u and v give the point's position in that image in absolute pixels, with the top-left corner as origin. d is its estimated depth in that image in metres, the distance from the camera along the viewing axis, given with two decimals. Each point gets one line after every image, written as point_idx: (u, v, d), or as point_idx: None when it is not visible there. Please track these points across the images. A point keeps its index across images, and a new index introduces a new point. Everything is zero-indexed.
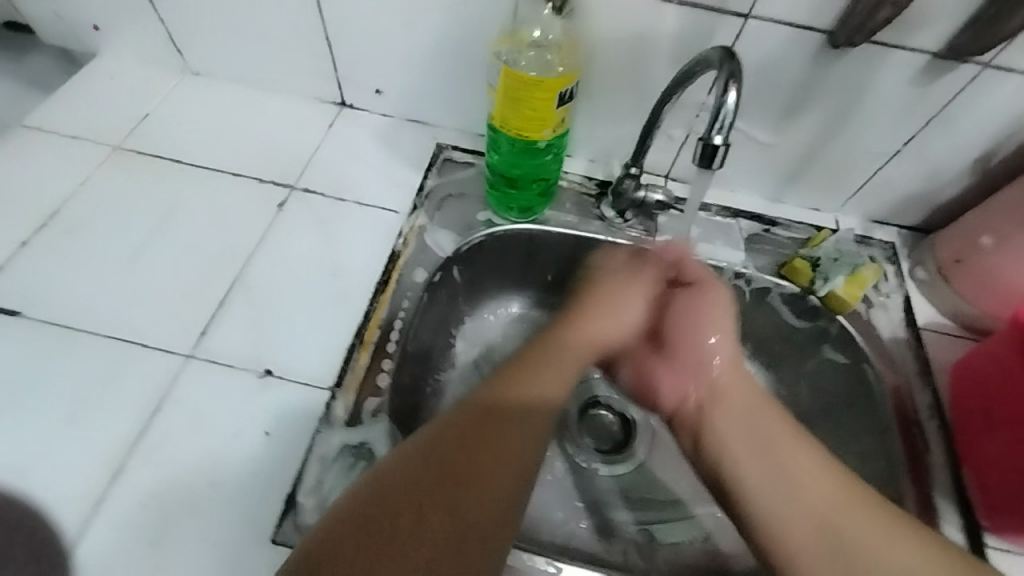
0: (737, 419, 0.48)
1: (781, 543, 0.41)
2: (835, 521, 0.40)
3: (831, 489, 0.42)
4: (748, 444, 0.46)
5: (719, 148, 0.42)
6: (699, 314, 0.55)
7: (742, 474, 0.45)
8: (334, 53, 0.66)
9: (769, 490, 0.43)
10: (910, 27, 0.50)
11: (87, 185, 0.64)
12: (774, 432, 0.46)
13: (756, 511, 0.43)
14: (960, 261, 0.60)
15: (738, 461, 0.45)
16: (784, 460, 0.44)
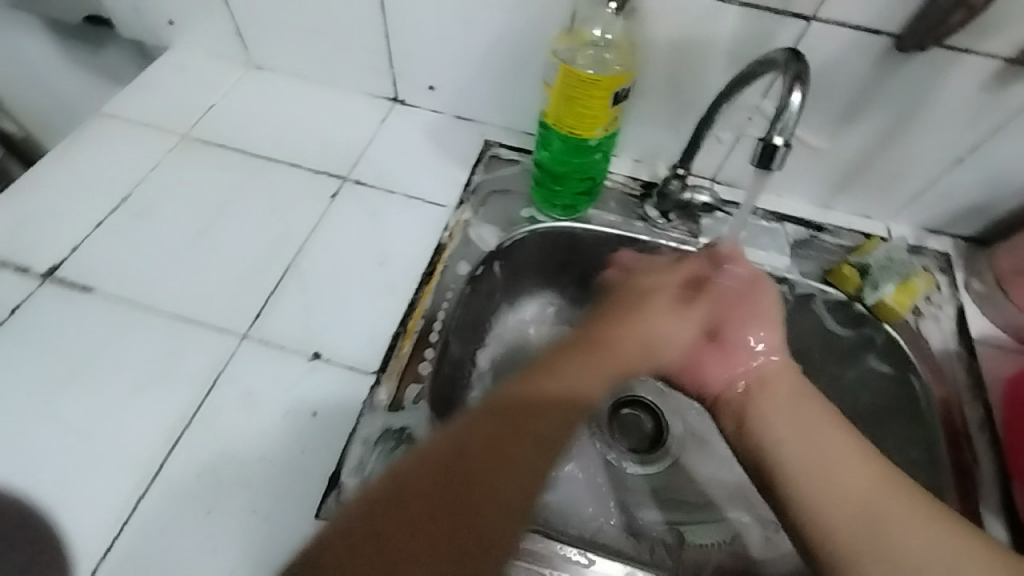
0: (786, 415, 0.45)
1: (831, 537, 0.39)
2: (886, 521, 0.38)
3: (883, 487, 0.40)
4: (794, 437, 0.44)
5: (780, 149, 0.40)
6: (745, 303, 0.53)
7: (783, 464, 0.43)
8: (390, 49, 0.68)
9: (822, 486, 0.40)
10: (983, 30, 0.48)
11: (157, 171, 0.68)
12: (824, 429, 0.44)
13: (805, 503, 0.41)
14: (1021, 274, 0.58)
15: (780, 452, 0.43)
16: (829, 454, 0.42)
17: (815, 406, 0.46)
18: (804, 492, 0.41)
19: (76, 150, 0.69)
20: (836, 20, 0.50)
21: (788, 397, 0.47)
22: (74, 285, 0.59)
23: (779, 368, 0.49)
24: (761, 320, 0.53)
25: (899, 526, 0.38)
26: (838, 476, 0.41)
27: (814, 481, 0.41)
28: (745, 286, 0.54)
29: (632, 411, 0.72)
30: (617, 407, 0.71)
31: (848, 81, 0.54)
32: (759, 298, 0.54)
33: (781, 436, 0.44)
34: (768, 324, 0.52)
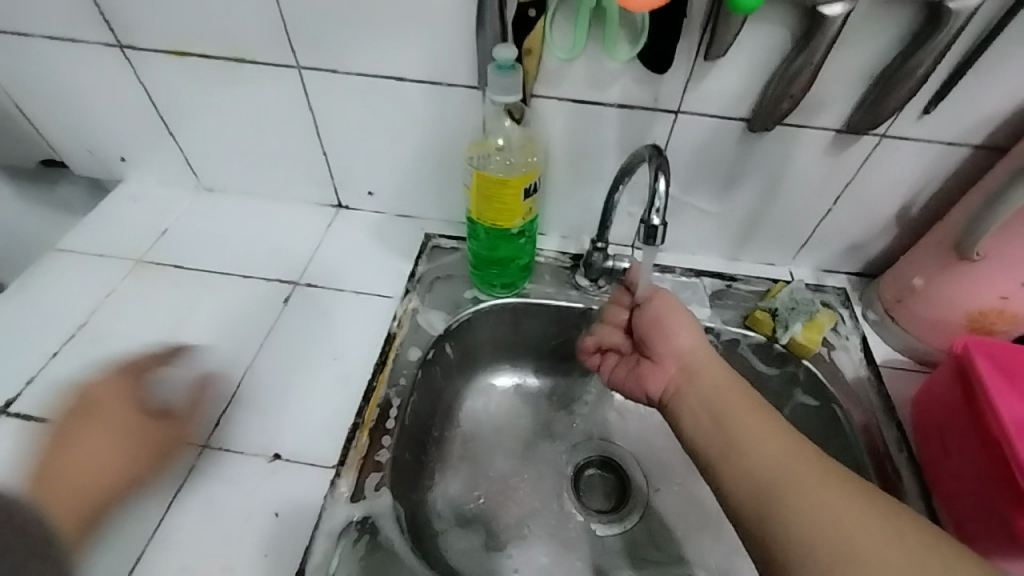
0: (707, 406, 0.53)
1: (744, 503, 0.46)
2: (789, 486, 0.45)
3: (797, 464, 0.46)
4: (718, 428, 0.51)
5: (658, 227, 0.48)
6: (660, 318, 0.59)
7: (708, 443, 0.51)
8: (330, 164, 0.76)
9: (739, 469, 0.48)
10: (812, 111, 0.59)
11: (111, 297, 0.71)
12: (741, 420, 0.50)
13: (726, 477, 0.48)
14: (901, 301, 0.66)
15: (706, 435, 0.52)
16: (744, 436, 0.49)
17: (739, 399, 0.52)
18: (727, 475, 0.48)
19: (30, 286, 0.71)
20: (698, 111, 0.60)
21: (712, 394, 0.53)
22: (28, 420, 0.60)
23: (705, 366, 0.56)
24: (676, 329, 0.58)
25: (804, 492, 0.44)
26: (755, 456, 0.48)
27: (736, 465, 0.48)
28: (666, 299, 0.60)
29: (596, 470, 0.74)
30: (579, 467, 0.74)
31: (721, 157, 0.64)
32: (672, 311, 0.59)
33: (707, 431, 0.52)
34: (686, 329, 0.58)
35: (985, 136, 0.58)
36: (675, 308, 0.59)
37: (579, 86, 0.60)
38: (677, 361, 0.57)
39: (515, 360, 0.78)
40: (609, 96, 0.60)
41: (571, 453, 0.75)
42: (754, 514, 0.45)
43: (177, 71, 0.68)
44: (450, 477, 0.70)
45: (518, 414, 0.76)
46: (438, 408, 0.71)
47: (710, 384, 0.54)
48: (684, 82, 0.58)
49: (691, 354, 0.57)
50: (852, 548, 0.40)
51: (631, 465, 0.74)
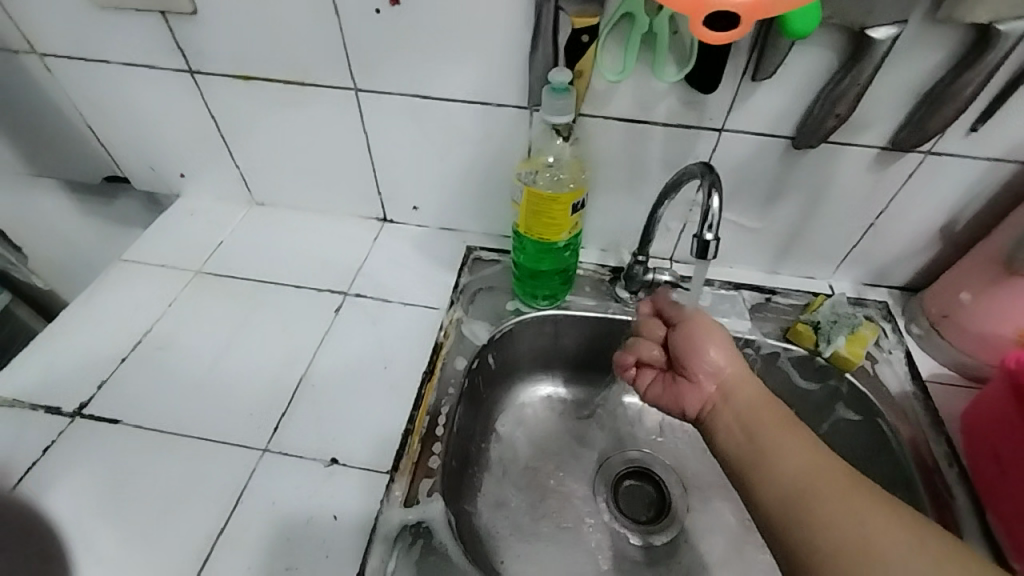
0: (741, 422, 0.54)
1: (776, 515, 0.47)
2: (818, 500, 0.45)
3: (827, 478, 0.46)
4: (746, 438, 0.52)
5: (711, 242, 0.49)
6: (697, 335, 0.60)
7: (742, 457, 0.52)
8: (378, 180, 0.79)
9: (765, 476, 0.49)
10: (857, 130, 0.60)
11: (174, 304, 0.75)
12: (773, 435, 0.51)
13: (759, 489, 0.49)
14: (947, 316, 0.66)
15: (739, 451, 0.52)
16: (776, 451, 0.50)
17: (772, 416, 0.53)
18: (752, 481, 0.50)
19: (99, 295, 0.76)
20: (742, 129, 0.62)
21: (744, 407, 0.55)
22: (100, 420, 0.64)
23: (741, 385, 0.56)
24: (714, 348, 0.59)
25: (827, 500, 0.45)
26: (781, 464, 0.49)
27: (761, 473, 0.49)
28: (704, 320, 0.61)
29: (635, 481, 0.75)
30: (619, 477, 0.75)
31: (763, 174, 0.66)
32: (706, 327, 0.60)
33: (735, 442, 0.53)
34: (723, 349, 0.59)
35: None
36: (711, 326, 0.60)
37: (626, 105, 0.62)
38: (710, 375, 0.58)
39: (553, 371, 0.79)
40: (654, 116, 0.62)
41: (609, 462, 0.76)
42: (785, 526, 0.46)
43: (242, 93, 0.72)
44: (492, 485, 0.71)
45: (556, 425, 0.77)
46: (483, 418, 0.73)
47: (743, 398, 0.55)
48: (729, 102, 0.60)
49: (724, 369, 0.58)
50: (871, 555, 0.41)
51: (670, 477, 0.75)
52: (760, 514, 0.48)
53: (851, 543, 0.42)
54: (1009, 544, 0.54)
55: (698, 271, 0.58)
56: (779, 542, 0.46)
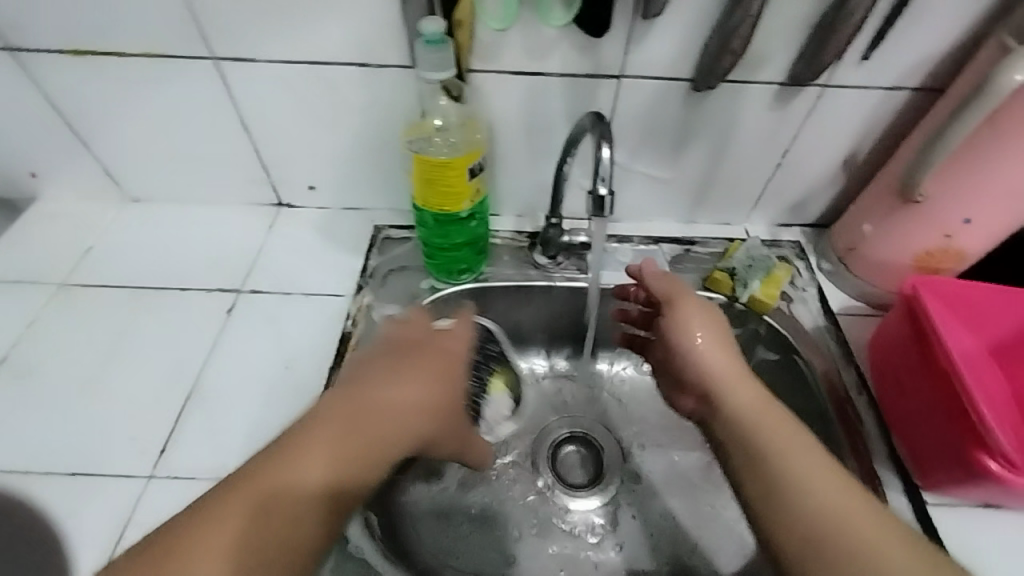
0: (731, 411, 0.49)
1: (770, 511, 0.43)
2: (820, 501, 0.41)
3: (830, 479, 0.42)
4: (739, 429, 0.48)
5: (606, 197, 0.46)
6: (680, 319, 0.56)
7: (735, 449, 0.47)
8: (264, 161, 0.71)
9: (760, 471, 0.44)
10: (753, 66, 0.58)
11: (36, 325, 0.65)
12: (767, 426, 0.46)
13: (752, 482, 0.45)
14: (852, 249, 0.67)
15: (733, 441, 0.48)
16: (778, 442, 0.45)
17: (769, 410, 0.48)
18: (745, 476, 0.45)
19: None
20: (640, 75, 0.59)
21: (733, 396, 0.50)
22: None
23: (731, 373, 0.52)
24: (702, 332, 0.54)
25: (829, 500, 0.41)
26: (778, 457, 0.44)
27: (756, 467, 0.45)
28: (689, 303, 0.56)
29: (570, 447, 0.73)
30: (553, 446, 0.73)
31: (667, 121, 0.63)
32: (689, 316, 0.55)
33: (728, 432, 0.49)
34: (711, 335, 0.54)
35: (923, 79, 0.58)
36: (692, 314, 0.55)
37: (517, 56, 0.57)
38: (694, 372, 0.54)
39: None
40: (549, 67, 0.58)
41: (544, 433, 0.73)
42: (779, 524, 0.42)
43: (82, 72, 0.62)
44: (423, 473, 0.67)
45: None
46: None
47: (733, 386, 0.51)
48: (623, 45, 0.56)
49: (708, 361, 0.53)
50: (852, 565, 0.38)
51: (605, 437, 0.73)
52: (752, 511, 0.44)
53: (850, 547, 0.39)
54: (912, 464, 0.56)
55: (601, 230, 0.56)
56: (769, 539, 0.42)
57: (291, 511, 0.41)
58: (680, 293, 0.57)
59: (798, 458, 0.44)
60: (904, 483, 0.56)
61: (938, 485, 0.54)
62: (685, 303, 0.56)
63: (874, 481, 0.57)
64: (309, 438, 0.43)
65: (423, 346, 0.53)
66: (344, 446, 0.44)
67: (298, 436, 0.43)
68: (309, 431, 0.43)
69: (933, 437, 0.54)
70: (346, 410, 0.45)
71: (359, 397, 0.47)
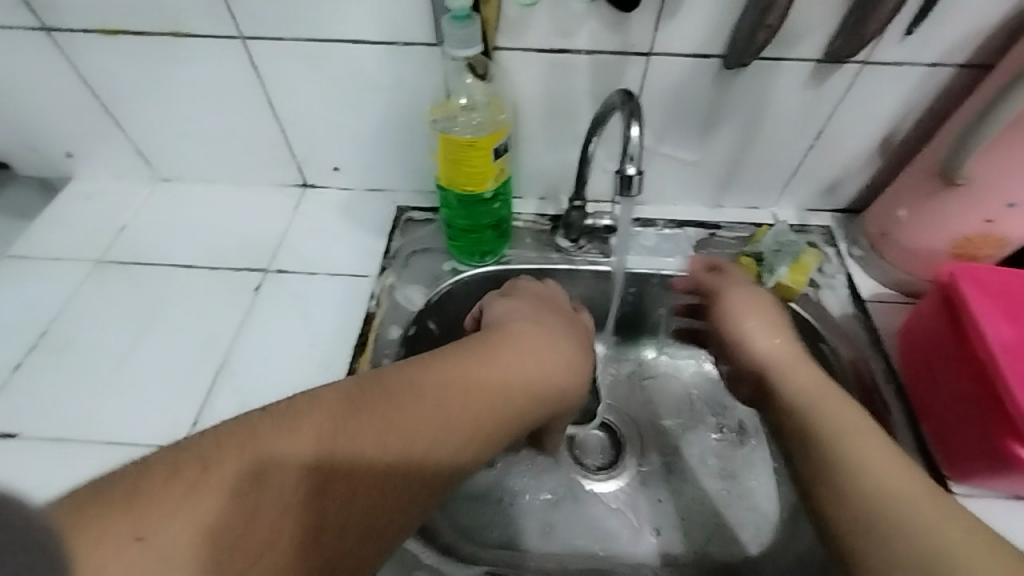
0: (784, 387, 0.53)
1: (812, 464, 0.45)
2: (860, 454, 0.43)
3: (871, 438, 0.44)
4: (790, 401, 0.51)
5: (635, 176, 0.46)
6: (730, 308, 0.62)
7: (788, 419, 0.50)
8: (290, 141, 0.71)
9: (806, 431, 0.47)
10: (789, 42, 0.56)
11: (74, 300, 0.68)
12: (817, 397, 0.49)
13: (798, 445, 0.47)
14: (885, 234, 0.65)
15: (787, 412, 0.51)
16: (830, 409, 0.48)
17: (823, 384, 0.51)
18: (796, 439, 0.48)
19: None
20: (670, 52, 0.57)
21: (786, 373, 0.54)
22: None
23: (786, 357, 0.56)
24: (752, 320, 0.60)
25: (869, 454, 0.43)
26: (826, 421, 0.47)
27: (802, 429, 0.48)
28: (737, 291, 0.63)
29: (591, 430, 0.73)
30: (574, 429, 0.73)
31: (696, 100, 0.61)
32: (741, 305, 0.61)
33: (782, 407, 0.52)
34: (758, 322, 0.60)
35: (969, 54, 0.56)
36: (745, 300, 0.62)
37: (543, 33, 0.56)
38: (749, 355, 0.59)
39: None
40: (576, 44, 0.57)
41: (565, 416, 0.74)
42: (816, 472, 0.44)
43: (113, 51, 0.63)
44: None
45: None
46: None
47: (789, 366, 0.55)
48: (653, 20, 0.55)
49: (760, 344, 0.58)
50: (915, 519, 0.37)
51: (625, 422, 0.73)
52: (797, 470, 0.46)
53: (879, 488, 0.40)
54: (940, 453, 0.55)
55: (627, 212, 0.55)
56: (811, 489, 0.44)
57: (365, 484, 0.37)
58: (733, 287, 0.64)
59: (859, 432, 0.45)
60: (932, 475, 0.55)
61: (968, 476, 0.53)
62: (739, 291, 0.63)
63: None
64: (406, 409, 0.41)
65: (515, 332, 0.52)
66: (443, 424, 0.42)
67: (397, 409, 0.41)
68: (415, 399, 0.42)
69: (965, 425, 0.52)
70: (436, 382, 0.43)
71: (450, 368, 0.45)
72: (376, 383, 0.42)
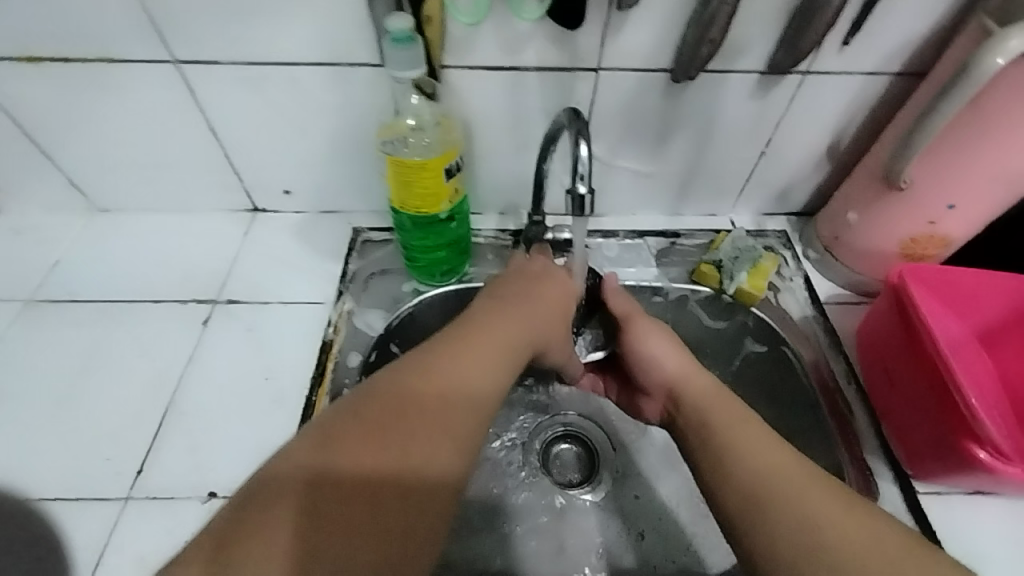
0: (693, 415, 0.52)
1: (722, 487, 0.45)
2: (767, 475, 0.43)
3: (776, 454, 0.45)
4: (701, 427, 0.51)
5: (586, 196, 0.45)
6: (634, 336, 0.61)
7: (699, 440, 0.50)
8: (235, 166, 0.68)
9: (714, 454, 0.47)
10: (734, 54, 0.56)
11: (3, 345, 0.63)
12: (722, 418, 0.49)
13: (706, 467, 0.47)
14: (838, 237, 0.66)
15: (697, 435, 0.50)
16: (738, 433, 0.47)
17: (728, 405, 0.51)
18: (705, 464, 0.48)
19: None
20: (618, 67, 0.57)
21: (693, 396, 0.54)
22: None
23: (689, 379, 0.55)
24: (659, 345, 0.59)
25: (778, 473, 0.43)
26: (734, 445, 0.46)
27: (708, 451, 0.48)
28: (640, 318, 0.61)
29: (563, 444, 0.72)
30: (545, 445, 0.72)
31: (647, 113, 0.62)
32: (643, 334, 0.60)
33: (692, 435, 0.51)
34: (665, 349, 0.59)
35: (904, 63, 0.57)
36: (647, 328, 0.61)
37: (490, 51, 0.55)
38: (657, 379, 0.58)
39: None
40: (525, 60, 0.56)
41: (534, 434, 0.73)
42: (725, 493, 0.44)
43: (35, 79, 0.59)
44: None
45: None
46: None
47: (694, 389, 0.54)
48: (600, 37, 0.54)
49: (666, 365, 0.57)
50: (783, 519, 0.40)
51: (596, 435, 0.73)
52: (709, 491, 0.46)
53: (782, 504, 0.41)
54: (902, 452, 0.56)
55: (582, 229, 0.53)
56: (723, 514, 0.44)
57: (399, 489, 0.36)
58: (637, 313, 0.62)
59: (754, 447, 0.46)
60: (896, 473, 0.56)
61: (928, 474, 0.54)
62: (641, 319, 0.61)
63: (866, 472, 0.56)
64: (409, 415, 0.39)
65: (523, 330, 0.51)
66: (441, 430, 0.39)
67: (401, 414, 0.39)
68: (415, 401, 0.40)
69: (923, 426, 0.53)
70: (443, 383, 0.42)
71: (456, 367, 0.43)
72: (383, 387, 0.40)
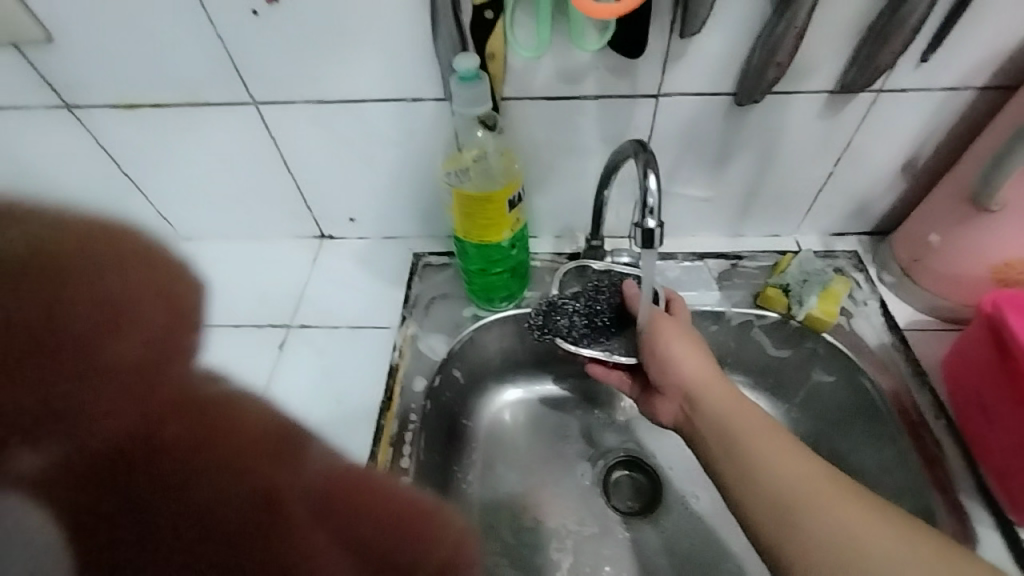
0: (718, 427, 0.50)
1: (750, 513, 0.45)
2: (801, 499, 0.43)
3: (811, 474, 0.45)
4: (726, 443, 0.49)
5: (655, 229, 0.45)
6: (656, 344, 0.56)
7: (720, 456, 0.49)
8: (306, 196, 0.72)
9: (745, 477, 0.46)
10: (801, 77, 0.55)
11: None
12: (749, 438, 0.48)
13: (738, 490, 0.47)
14: (918, 260, 0.63)
15: (719, 451, 0.49)
16: (764, 456, 0.46)
17: (752, 418, 0.49)
18: (737, 484, 0.47)
19: None
20: (680, 92, 0.57)
21: (716, 406, 0.51)
22: None
23: (710, 386, 0.53)
24: (681, 352, 0.55)
25: (814, 503, 0.43)
26: (763, 467, 0.46)
27: (740, 477, 0.47)
28: (668, 319, 0.57)
29: (620, 471, 0.71)
30: (602, 472, 0.70)
31: (708, 137, 0.61)
32: (672, 335, 0.55)
33: (718, 451, 0.50)
34: (691, 354, 0.55)
35: (990, 76, 0.54)
36: (671, 332, 0.56)
37: (550, 82, 0.56)
38: (674, 381, 0.55)
39: (521, 372, 0.74)
40: (584, 90, 0.57)
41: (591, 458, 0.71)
42: (756, 520, 0.45)
43: (134, 124, 0.65)
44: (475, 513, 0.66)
45: (535, 430, 0.73)
46: (453, 433, 0.68)
47: (714, 397, 0.52)
48: (661, 64, 0.54)
49: (684, 369, 0.54)
50: (819, 538, 0.41)
51: (654, 461, 0.71)
52: (744, 517, 0.46)
53: (818, 528, 0.42)
54: (1001, 492, 0.52)
55: (647, 270, 0.51)
56: (760, 540, 0.44)
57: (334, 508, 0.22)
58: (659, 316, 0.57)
59: (786, 470, 0.45)
60: (996, 519, 0.52)
61: None
62: (665, 320, 0.57)
63: (961, 517, 0.52)
64: (278, 455, 0.20)
65: (94, 427, 0.17)
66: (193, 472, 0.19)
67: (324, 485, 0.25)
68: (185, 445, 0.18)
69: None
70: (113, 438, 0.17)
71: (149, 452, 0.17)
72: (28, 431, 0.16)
